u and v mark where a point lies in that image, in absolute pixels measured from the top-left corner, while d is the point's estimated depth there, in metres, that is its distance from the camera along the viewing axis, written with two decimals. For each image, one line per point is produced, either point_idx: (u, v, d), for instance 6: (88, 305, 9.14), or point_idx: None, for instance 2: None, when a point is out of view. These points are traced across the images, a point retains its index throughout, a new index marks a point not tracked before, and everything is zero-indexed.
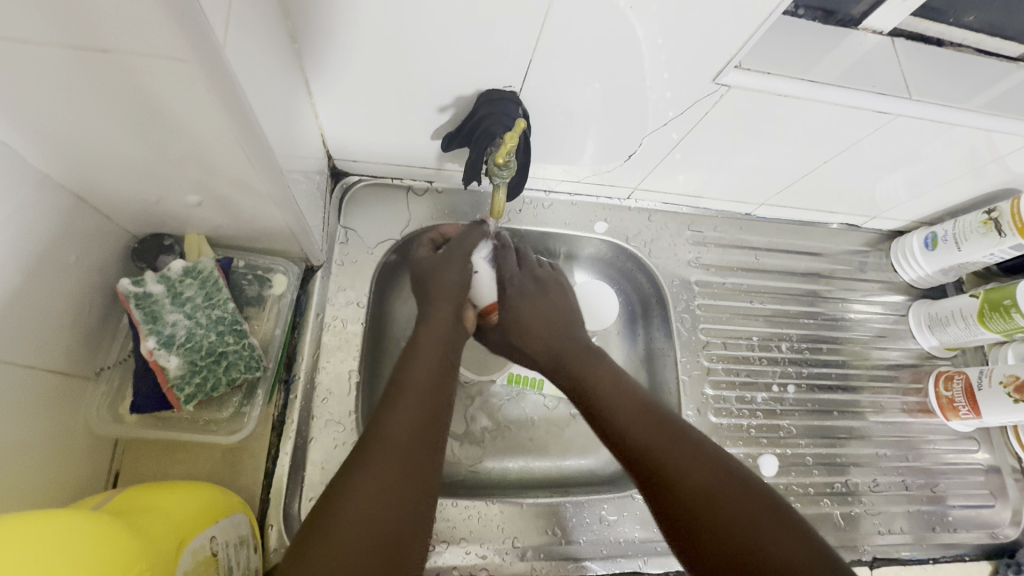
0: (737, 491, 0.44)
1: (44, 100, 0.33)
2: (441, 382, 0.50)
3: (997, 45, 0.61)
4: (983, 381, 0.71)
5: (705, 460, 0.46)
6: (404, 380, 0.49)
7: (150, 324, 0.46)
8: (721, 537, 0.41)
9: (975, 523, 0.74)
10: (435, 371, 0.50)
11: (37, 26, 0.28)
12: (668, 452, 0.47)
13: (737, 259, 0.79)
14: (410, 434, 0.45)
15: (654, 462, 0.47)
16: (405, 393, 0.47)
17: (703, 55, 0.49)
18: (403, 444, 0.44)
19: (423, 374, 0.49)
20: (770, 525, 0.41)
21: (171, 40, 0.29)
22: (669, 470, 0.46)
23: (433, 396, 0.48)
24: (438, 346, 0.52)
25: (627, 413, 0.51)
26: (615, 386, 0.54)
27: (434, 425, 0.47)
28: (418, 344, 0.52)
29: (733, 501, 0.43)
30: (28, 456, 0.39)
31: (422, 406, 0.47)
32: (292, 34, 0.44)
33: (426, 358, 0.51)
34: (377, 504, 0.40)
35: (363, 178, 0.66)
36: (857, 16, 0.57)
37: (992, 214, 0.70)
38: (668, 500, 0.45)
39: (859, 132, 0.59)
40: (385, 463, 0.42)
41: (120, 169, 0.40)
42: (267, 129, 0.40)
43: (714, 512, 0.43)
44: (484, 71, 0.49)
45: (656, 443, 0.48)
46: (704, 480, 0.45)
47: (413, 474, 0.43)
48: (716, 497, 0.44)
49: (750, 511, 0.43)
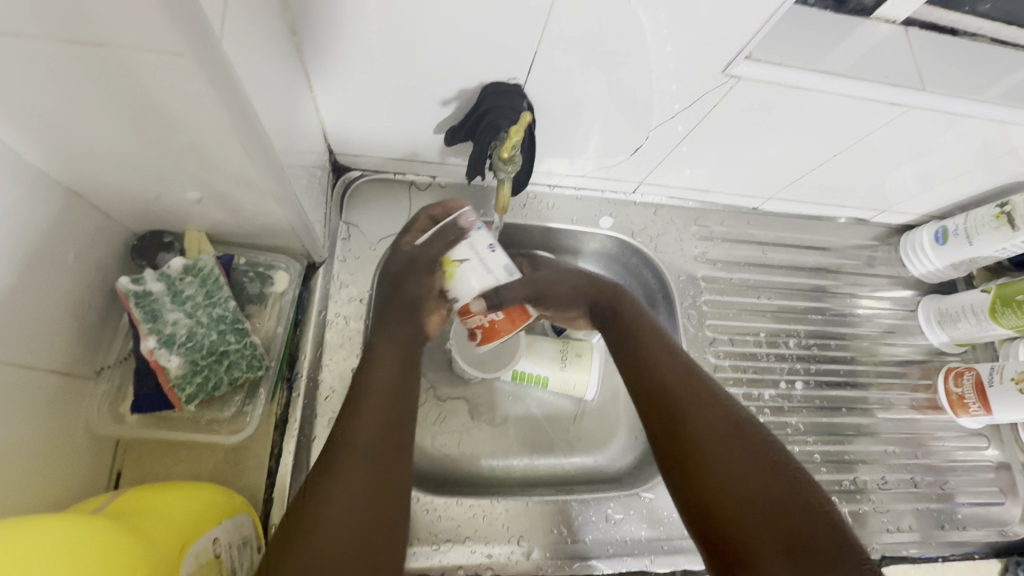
0: (751, 440, 0.44)
1: (38, 94, 0.32)
2: (403, 386, 0.48)
3: (1013, 35, 0.59)
4: (994, 377, 0.70)
5: (720, 408, 0.46)
6: (367, 384, 0.47)
7: (150, 323, 0.46)
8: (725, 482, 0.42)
9: (984, 521, 0.73)
10: (397, 377, 0.48)
11: (29, 19, 0.27)
12: (687, 399, 0.47)
13: (744, 254, 0.78)
14: (375, 444, 0.43)
15: (670, 407, 0.47)
16: (367, 400, 0.45)
17: (711, 47, 0.48)
18: (371, 452, 0.42)
19: (385, 377, 0.47)
20: (782, 481, 0.42)
21: (165, 34, 0.28)
22: (683, 415, 0.46)
23: (397, 398, 0.46)
24: (401, 351, 0.50)
25: (654, 356, 0.51)
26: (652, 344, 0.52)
27: (402, 429, 0.45)
28: (378, 347, 0.50)
29: (748, 451, 0.43)
30: (28, 458, 0.39)
31: (387, 410, 0.45)
32: (293, 25, 0.43)
33: (387, 363, 0.49)
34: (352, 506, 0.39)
35: (364, 173, 0.65)
36: (870, 5, 0.56)
37: (1005, 208, 0.68)
38: (679, 440, 0.45)
39: (870, 125, 0.58)
40: (348, 472, 0.41)
41: (118, 165, 0.39)
42: (267, 124, 0.39)
43: (723, 466, 0.43)
44: (488, 64, 0.48)
45: (674, 388, 0.48)
46: (718, 426, 0.45)
47: (382, 479, 0.42)
48: (730, 446, 0.43)
49: (762, 462, 0.43)
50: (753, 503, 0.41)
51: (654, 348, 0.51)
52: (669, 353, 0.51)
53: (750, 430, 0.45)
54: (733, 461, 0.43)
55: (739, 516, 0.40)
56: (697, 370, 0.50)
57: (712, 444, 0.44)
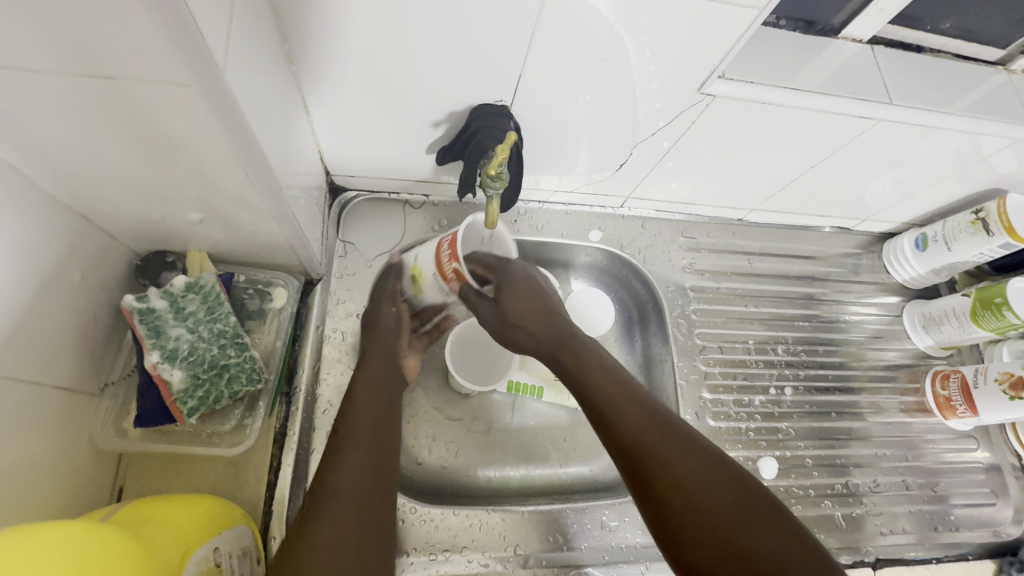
0: (716, 476, 0.45)
1: (51, 125, 0.34)
2: (383, 427, 0.51)
3: (974, 51, 0.63)
4: (978, 379, 0.72)
5: (681, 442, 0.47)
6: (349, 430, 0.49)
7: (153, 338, 0.47)
8: (692, 509, 0.43)
9: (977, 522, 0.74)
10: (378, 413, 0.52)
11: (47, 57, 0.29)
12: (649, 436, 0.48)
13: (731, 264, 0.80)
14: (362, 486, 0.45)
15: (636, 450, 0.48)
16: (352, 440, 0.48)
17: (689, 67, 0.50)
18: (355, 492, 0.45)
19: (370, 421, 0.51)
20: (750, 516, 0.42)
21: (172, 66, 0.30)
22: (654, 461, 0.46)
23: (377, 446, 0.49)
24: (377, 393, 0.54)
25: (615, 399, 0.52)
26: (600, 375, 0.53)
27: (383, 465, 0.48)
28: (359, 391, 0.53)
29: (712, 481, 0.44)
30: (33, 470, 0.40)
31: (369, 452, 0.48)
32: (290, 56, 0.46)
33: (370, 405, 0.52)
34: (346, 537, 0.42)
35: (361, 194, 0.67)
36: (837, 25, 0.59)
37: (980, 214, 0.71)
38: (644, 481, 0.47)
39: (844, 137, 0.61)
40: (338, 511, 0.43)
41: (126, 190, 0.41)
42: (266, 148, 0.41)
43: (689, 500, 0.44)
44: (477, 87, 0.51)
45: (641, 426, 0.49)
46: (674, 451, 0.47)
47: (371, 513, 0.44)
48: (693, 477, 0.45)
49: (729, 496, 0.43)
50: (715, 534, 0.42)
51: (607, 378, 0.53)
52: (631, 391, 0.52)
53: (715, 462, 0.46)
54: (699, 493, 0.44)
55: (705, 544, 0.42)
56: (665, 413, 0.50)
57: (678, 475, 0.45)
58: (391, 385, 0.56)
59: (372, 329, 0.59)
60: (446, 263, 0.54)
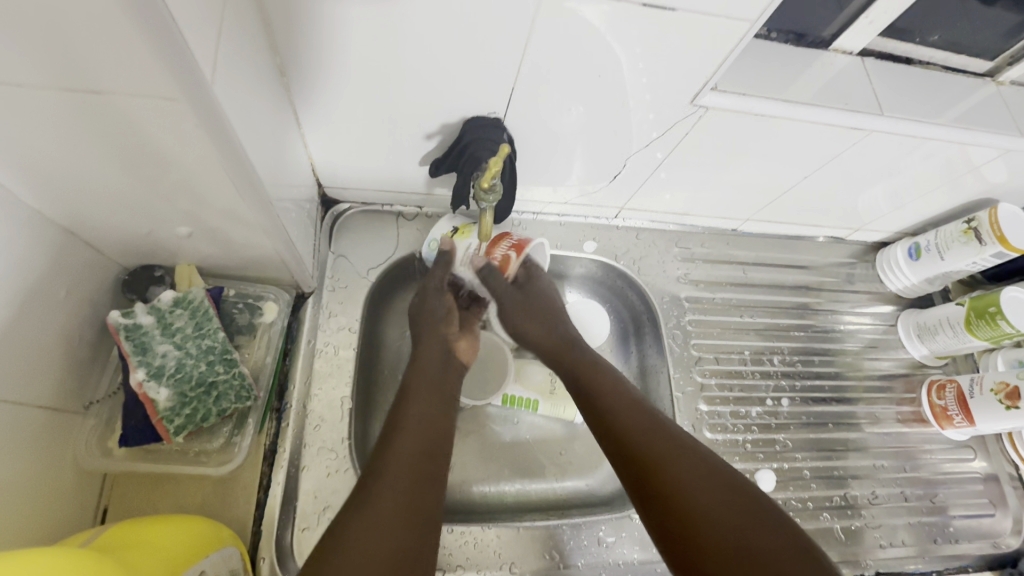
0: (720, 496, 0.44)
1: (36, 140, 0.33)
2: (438, 418, 0.52)
3: (963, 63, 0.63)
4: (974, 389, 0.72)
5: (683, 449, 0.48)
6: (402, 419, 0.50)
7: (139, 356, 0.46)
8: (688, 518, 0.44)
9: (977, 533, 0.73)
10: (432, 404, 0.53)
11: (30, 70, 0.29)
12: (658, 446, 0.48)
13: (726, 274, 0.80)
14: (411, 471, 0.46)
15: (635, 454, 0.49)
16: (406, 430, 0.49)
17: (684, 79, 0.50)
18: (407, 476, 0.46)
19: (423, 413, 0.51)
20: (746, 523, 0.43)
21: (159, 80, 0.30)
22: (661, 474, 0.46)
23: (431, 433, 0.50)
24: (430, 385, 0.54)
25: (616, 408, 0.52)
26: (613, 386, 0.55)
27: (437, 452, 0.49)
28: (412, 385, 0.54)
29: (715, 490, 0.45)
30: (13, 492, 0.38)
31: (422, 441, 0.49)
32: (281, 69, 0.46)
33: (424, 397, 0.53)
34: (391, 524, 0.42)
35: (354, 206, 0.67)
36: (828, 37, 0.60)
37: (972, 224, 0.71)
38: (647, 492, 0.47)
39: (837, 149, 0.61)
40: (385, 500, 0.44)
41: (112, 204, 0.41)
42: (256, 162, 0.40)
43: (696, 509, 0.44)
44: (470, 100, 0.51)
45: (640, 434, 0.50)
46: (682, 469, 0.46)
47: (419, 499, 0.45)
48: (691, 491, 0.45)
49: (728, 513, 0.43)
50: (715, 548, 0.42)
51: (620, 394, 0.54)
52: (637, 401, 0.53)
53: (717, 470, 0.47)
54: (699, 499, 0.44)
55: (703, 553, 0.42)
56: (671, 427, 0.51)
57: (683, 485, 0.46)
58: (441, 376, 0.56)
59: (424, 318, 0.60)
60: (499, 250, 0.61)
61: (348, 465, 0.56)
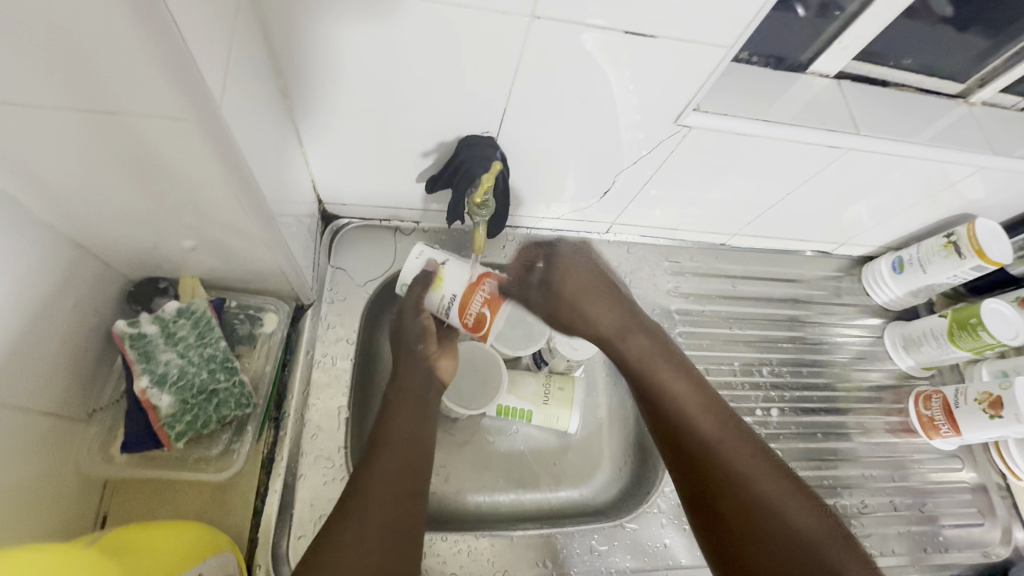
0: (771, 518, 0.49)
1: (53, 157, 0.35)
2: (418, 435, 0.53)
3: (935, 85, 0.67)
4: (959, 399, 0.73)
5: (761, 458, 0.52)
6: (384, 434, 0.52)
7: (144, 363, 0.48)
8: (737, 529, 0.50)
9: (967, 543, 0.74)
10: (413, 418, 0.54)
11: (49, 92, 0.31)
12: (720, 459, 0.53)
13: (715, 287, 0.82)
14: (390, 487, 0.48)
15: (697, 458, 0.54)
16: (385, 445, 0.51)
17: (669, 101, 0.53)
18: (383, 493, 0.47)
19: (403, 428, 0.53)
20: (827, 545, 0.48)
21: (172, 101, 0.32)
22: (720, 481, 0.52)
23: (410, 449, 0.51)
24: (411, 404, 0.55)
25: (688, 412, 0.56)
26: (681, 387, 0.57)
27: (416, 469, 0.50)
28: (394, 402, 0.55)
29: (795, 505, 0.50)
30: (15, 497, 0.39)
31: (402, 457, 0.50)
32: (286, 91, 0.48)
33: (404, 415, 0.54)
34: (366, 542, 0.44)
35: (353, 221, 0.69)
36: (805, 61, 0.63)
37: (951, 238, 0.74)
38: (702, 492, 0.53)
39: (817, 165, 0.63)
40: (361, 517, 0.45)
41: (121, 218, 0.43)
42: (260, 178, 0.43)
43: (781, 532, 0.48)
44: (465, 119, 0.54)
45: (709, 445, 0.54)
46: (743, 485, 0.51)
47: (395, 516, 0.46)
48: (746, 506, 0.50)
49: (778, 535, 0.48)
50: (760, 556, 0.48)
51: (688, 397, 0.56)
52: (706, 405, 0.56)
53: (792, 479, 0.52)
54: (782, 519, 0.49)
55: (780, 572, 0.47)
56: (739, 438, 0.54)
57: (763, 502, 0.50)
58: (421, 396, 0.57)
59: (402, 341, 0.60)
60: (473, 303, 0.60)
61: (344, 473, 0.57)
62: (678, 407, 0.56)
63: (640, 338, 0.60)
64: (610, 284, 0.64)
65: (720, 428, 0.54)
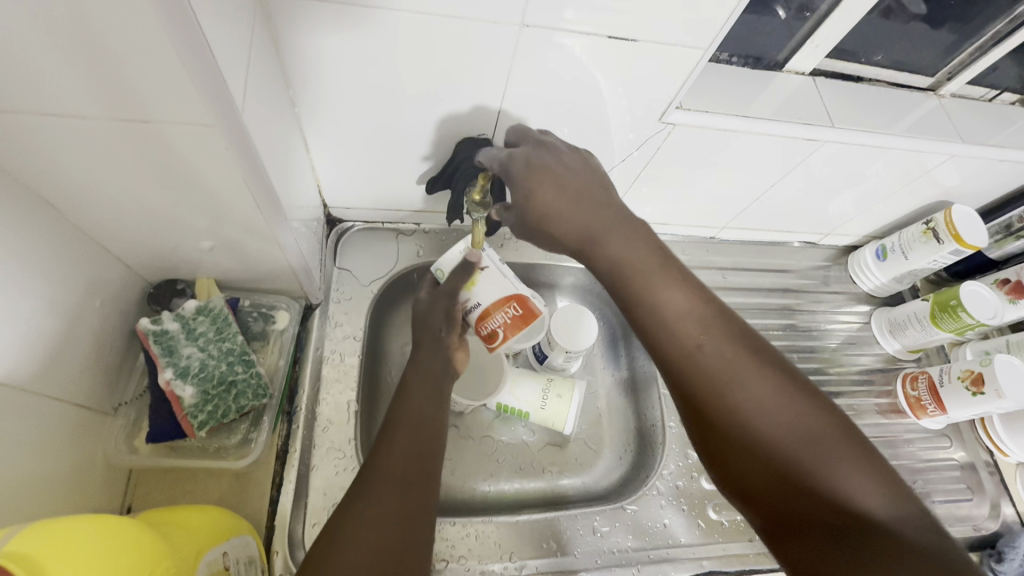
0: (765, 427, 0.44)
1: (88, 165, 0.39)
2: (432, 421, 0.55)
3: (907, 80, 0.70)
4: (944, 378, 0.76)
5: (754, 365, 0.46)
6: (401, 417, 0.54)
7: (167, 357, 0.51)
8: (724, 436, 0.46)
9: (958, 518, 0.76)
10: (430, 399, 0.57)
11: (89, 104, 0.34)
12: (709, 369, 0.47)
13: (707, 279, 0.85)
14: (405, 466, 0.50)
15: (685, 366, 0.48)
16: (400, 428, 0.53)
17: (653, 101, 0.57)
18: (399, 472, 0.49)
19: (418, 413, 0.55)
20: (825, 448, 0.42)
21: (200, 109, 0.35)
22: (710, 393, 0.46)
23: (423, 432, 0.53)
24: (426, 389, 0.57)
25: (671, 318, 0.50)
26: (664, 294, 0.51)
27: (430, 449, 0.53)
28: (411, 386, 0.57)
29: (783, 406, 0.44)
30: (52, 483, 0.42)
31: (415, 440, 0.52)
32: (295, 100, 0.52)
33: (419, 400, 0.56)
34: (384, 517, 0.46)
35: (357, 223, 0.72)
36: (782, 60, 0.67)
37: (930, 224, 0.77)
38: (690, 401, 0.48)
39: (797, 158, 0.67)
40: (381, 495, 0.47)
41: (145, 221, 0.46)
42: (273, 179, 0.46)
43: (767, 441, 0.44)
44: (462, 122, 0.57)
45: (695, 354, 0.48)
46: (733, 394, 0.46)
47: (411, 494, 0.48)
48: (735, 415, 0.45)
49: (769, 446, 0.44)
50: (747, 466, 0.44)
51: (672, 304, 0.50)
52: (694, 309, 0.50)
53: (791, 375, 0.46)
54: (770, 428, 0.44)
55: (771, 486, 0.43)
56: (734, 343, 0.48)
57: (753, 413, 0.45)
58: (435, 387, 0.58)
59: (426, 328, 0.62)
60: (496, 315, 0.60)
61: (355, 464, 0.59)
62: (661, 313, 0.50)
63: (614, 238, 0.53)
64: (580, 181, 0.53)
65: (707, 334, 0.48)
